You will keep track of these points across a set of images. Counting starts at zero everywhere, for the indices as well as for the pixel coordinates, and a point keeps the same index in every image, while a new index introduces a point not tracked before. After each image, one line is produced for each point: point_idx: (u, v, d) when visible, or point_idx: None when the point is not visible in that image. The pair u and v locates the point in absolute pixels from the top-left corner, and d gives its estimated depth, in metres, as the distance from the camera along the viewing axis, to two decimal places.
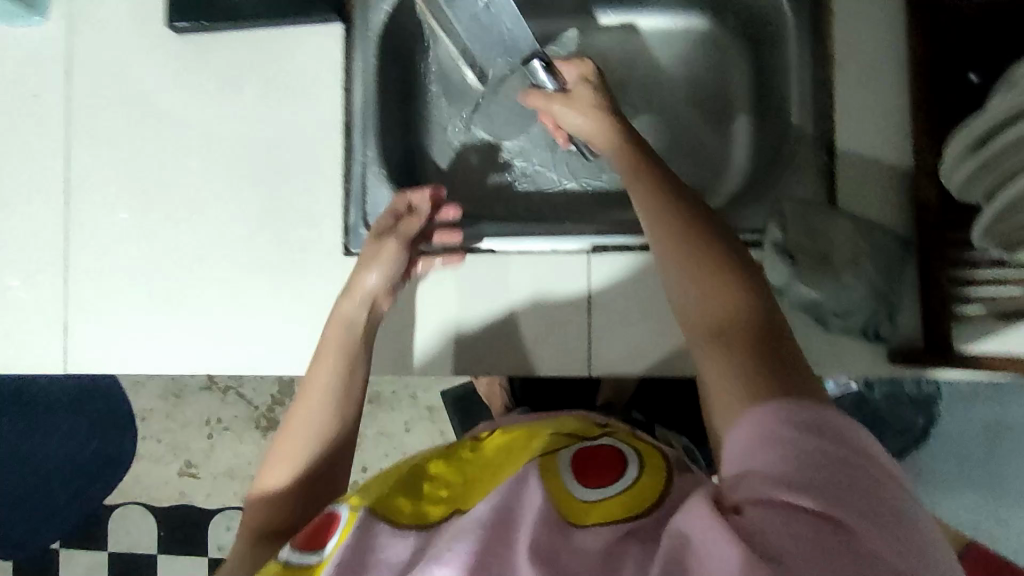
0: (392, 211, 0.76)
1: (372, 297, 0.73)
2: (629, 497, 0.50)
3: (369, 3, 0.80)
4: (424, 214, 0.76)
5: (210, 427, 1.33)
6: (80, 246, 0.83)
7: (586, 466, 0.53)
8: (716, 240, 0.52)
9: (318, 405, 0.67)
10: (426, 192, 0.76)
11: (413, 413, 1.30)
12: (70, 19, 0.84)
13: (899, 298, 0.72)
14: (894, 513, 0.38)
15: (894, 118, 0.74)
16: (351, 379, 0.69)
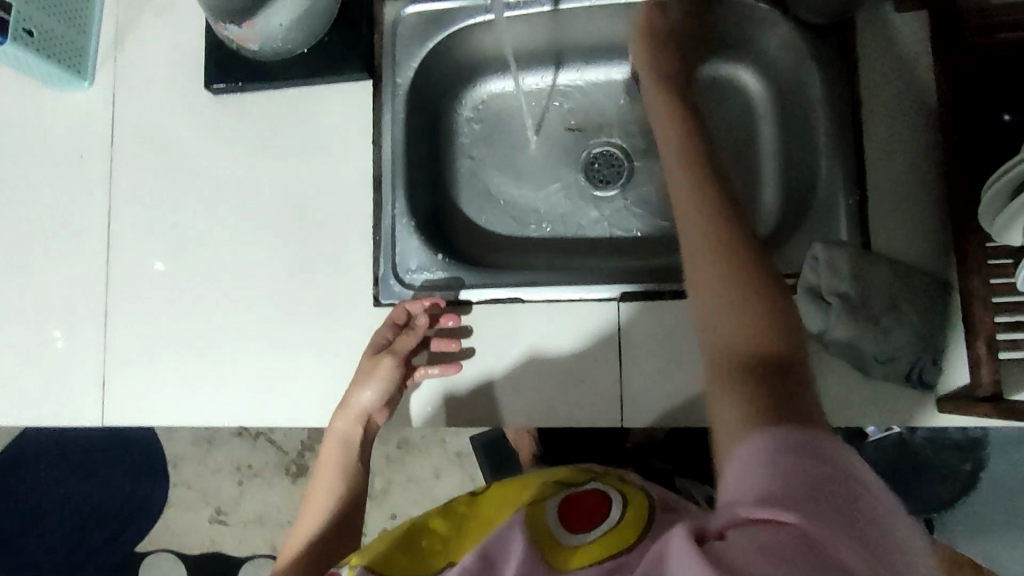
0: (390, 322, 0.76)
1: (366, 414, 0.73)
2: (610, 538, 0.50)
3: (398, 61, 0.82)
4: (420, 328, 0.75)
5: (241, 473, 1.33)
6: (121, 297, 0.85)
7: (574, 513, 0.54)
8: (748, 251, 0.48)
9: (335, 466, 0.73)
10: (425, 301, 0.76)
11: (442, 459, 1.29)
12: (114, 84, 0.88)
13: (944, 341, 0.70)
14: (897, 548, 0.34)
15: (926, 159, 0.73)
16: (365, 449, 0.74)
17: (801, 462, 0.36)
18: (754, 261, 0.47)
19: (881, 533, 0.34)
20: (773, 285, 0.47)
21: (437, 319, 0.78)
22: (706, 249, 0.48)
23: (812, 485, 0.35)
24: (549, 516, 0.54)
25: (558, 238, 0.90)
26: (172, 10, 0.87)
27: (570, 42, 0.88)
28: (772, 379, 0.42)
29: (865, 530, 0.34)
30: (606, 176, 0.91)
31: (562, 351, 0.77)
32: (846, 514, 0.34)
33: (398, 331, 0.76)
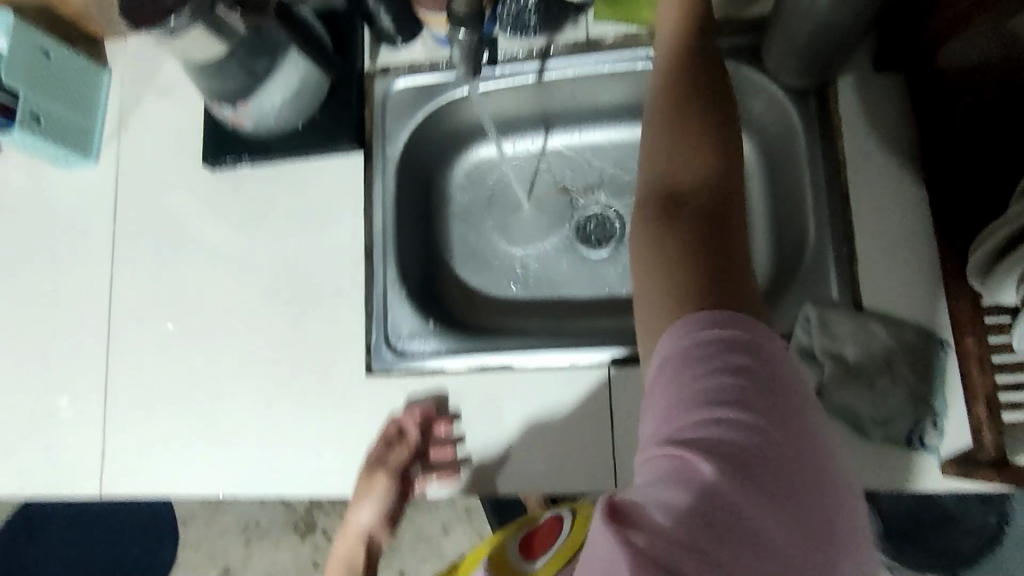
0: (382, 439, 0.77)
1: (367, 531, 0.84)
2: (565, 548, 0.59)
3: (388, 134, 0.85)
4: (411, 441, 0.76)
5: (248, 532, 1.32)
6: (122, 367, 0.86)
7: (530, 546, 0.64)
8: (716, 136, 0.53)
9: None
10: (414, 411, 0.77)
11: (450, 515, 1.27)
12: (117, 161, 0.91)
13: (944, 403, 0.67)
14: (789, 472, 0.41)
15: (914, 217, 0.72)
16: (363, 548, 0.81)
17: (696, 374, 0.43)
18: (717, 140, 0.53)
19: (774, 411, 0.42)
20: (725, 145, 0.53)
21: (431, 428, 0.77)
22: (676, 99, 0.55)
23: (707, 399, 0.42)
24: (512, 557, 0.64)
25: (551, 298, 0.90)
26: (175, 90, 0.91)
27: (558, 108, 0.90)
28: (699, 218, 0.50)
29: (758, 416, 0.42)
30: (599, 237, 0.91)
31: (555, 417, 0.76)
32: (742, 413, 0.42)
33: (392, 445, 0.77)
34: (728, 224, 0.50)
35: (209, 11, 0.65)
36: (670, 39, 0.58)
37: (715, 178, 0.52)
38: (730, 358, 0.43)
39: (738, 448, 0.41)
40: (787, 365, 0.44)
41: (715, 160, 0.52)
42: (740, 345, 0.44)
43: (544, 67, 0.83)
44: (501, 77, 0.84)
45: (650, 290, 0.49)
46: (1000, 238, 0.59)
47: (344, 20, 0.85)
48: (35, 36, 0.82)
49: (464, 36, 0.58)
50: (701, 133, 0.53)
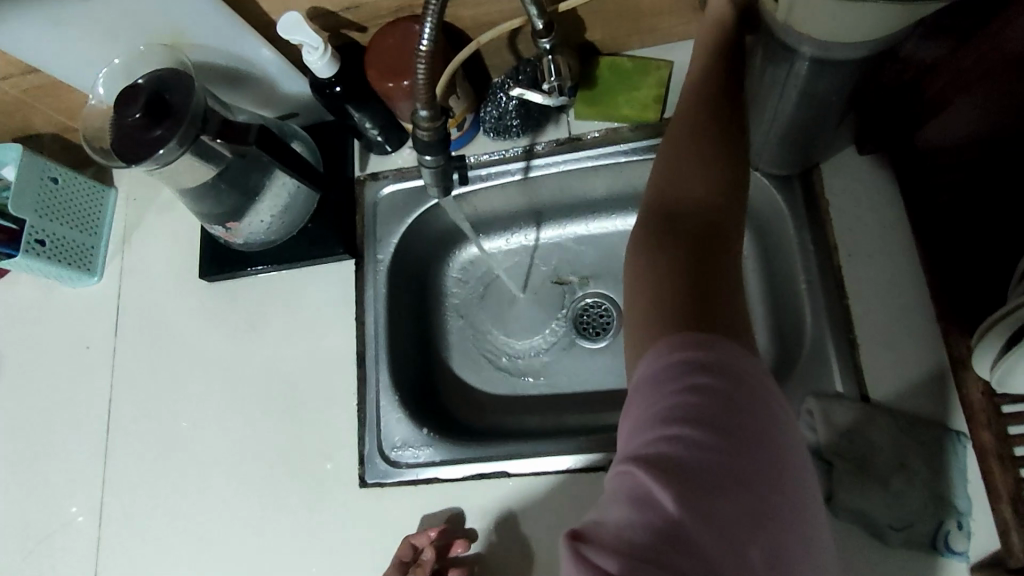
0: (397, 563, 0.71)
1: None
2: None
3: (379, 238, 0.86)
4: (428, 562, 0.70)
5: None
6: (118, 486, 0.85)
7: None
8: (719, 147, 0.53)
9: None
10: (428, 531, 0.72)
11: None
12: (120, 277, 0.93)
13: (968, 501, 0.63)
14: (742, 495, 0.41)
15: (914, 300, 0.69)
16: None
17: (656, 394, 0.45)
18: (720, 152, 0.53)
19: (731, 432, 0.42)
20: (727, 157, 0.53)
21: (447, 548, 0.72)
22: (686, 112, 0.56)
23: (665, 420, 0.43)
24: None
25: (551, 394, 0.88)
26: (176, 206, 0.94)
27: (548, 204, 0.91)
28: (692, 226, 0.51)
29: (714, 435, 0.42)
30: (596, 328, 0.90)
31: (555, 525, 0.73)
32: (699, 434, 0.42)
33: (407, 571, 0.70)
34: (719, 234, 0.51)
35: (193, 142, 0.67)
36: (694, 70, 0.59)
37: (712, 199, 0.52)
38: (689, 377, 0.44)
39: (693, 470, 0.41)
40: (751, 383, 0.45)
41: (719, 184, 0.52)
42: (702, 364, 0.44)
43: (529, 166, 0.84)
44: (487, 177, 0.85)
45: (640, 285, 0.50)
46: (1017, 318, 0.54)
47: (333, 134, 0.87)
48: (43, 164, 0.85)
49: (433, 159, 0.61)
50: (706, 153, 0.53)
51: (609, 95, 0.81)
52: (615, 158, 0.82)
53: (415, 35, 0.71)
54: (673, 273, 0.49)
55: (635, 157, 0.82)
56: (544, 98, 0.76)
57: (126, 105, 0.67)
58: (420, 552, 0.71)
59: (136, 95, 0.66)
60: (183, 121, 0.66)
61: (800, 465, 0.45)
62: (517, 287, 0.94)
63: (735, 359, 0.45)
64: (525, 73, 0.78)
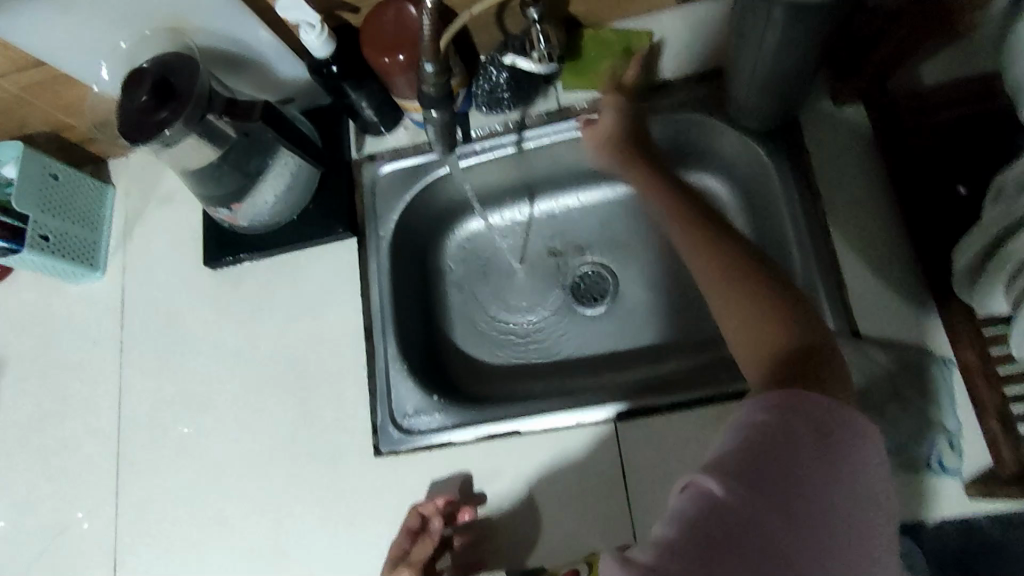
0: (405, 530, 0.73)
1: None
2: None
3: (379, 216, 0.88)
4: (436, 533, 0.71)
5: None
6: (133, 478, 0.86)
7: None
8: (755, 284, 0.57)
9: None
10: (436, 502, 0.73)
11: None
12: (123, 271, 0.95)
13: (957, 425, 0.66)
14: (798, 529, 0.43)
15: (896, 239, 0.73)
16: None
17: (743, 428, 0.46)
18: (756, 285, 0.56)
19: (803, 476, 0.44)
20: (767, 285, 0.56)
21: (454, 515, 0.74)
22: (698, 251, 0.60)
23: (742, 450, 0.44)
24: None
25: (555, 359, 0.91)
26: (176, 198, 0.95)
27: (541, 177, 0.94)
28: (783, 364, 0.51)
29: (784, 474, 0.44)
30: (594, 295, 0.93)
31: (568, 477, 0.75)
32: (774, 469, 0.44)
33: (415, 538, 0.72)
34: (803, 356, 0.51)
35: (199, 121, 0.69)
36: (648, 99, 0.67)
37: (768, 286, 0.56)
38: (776, 421, 0.45)
39: (761, 498, 0.43)
40: (832, 441, 0.46)
41: (776, 317, 0.54)
42: (786, 413, 0.46)
43: (521, 139, 0.87)
44: (481, 151, 0.88)
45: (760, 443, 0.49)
46: (988, 240, 0.59)
47: (329, 117, 0.90)
48: (44, 160, 0.87)
49: (436, 115, 0.65)
50: (721, 265, 0.59)
51: (594, 65, 0.85)
52: None
53: (409, 12, 0.75)
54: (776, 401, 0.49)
55: None
56: (533, 66, 0.79)
57: (133, 87, 0.69)
58: (427, 521, 0.73)
59: (141, 79, 0.69)
60: (189, 102, 0.68)
61: (860, 500, 0.46)
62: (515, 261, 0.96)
63: (824, 413, 0.46)
64: (514, 46, 0.81)
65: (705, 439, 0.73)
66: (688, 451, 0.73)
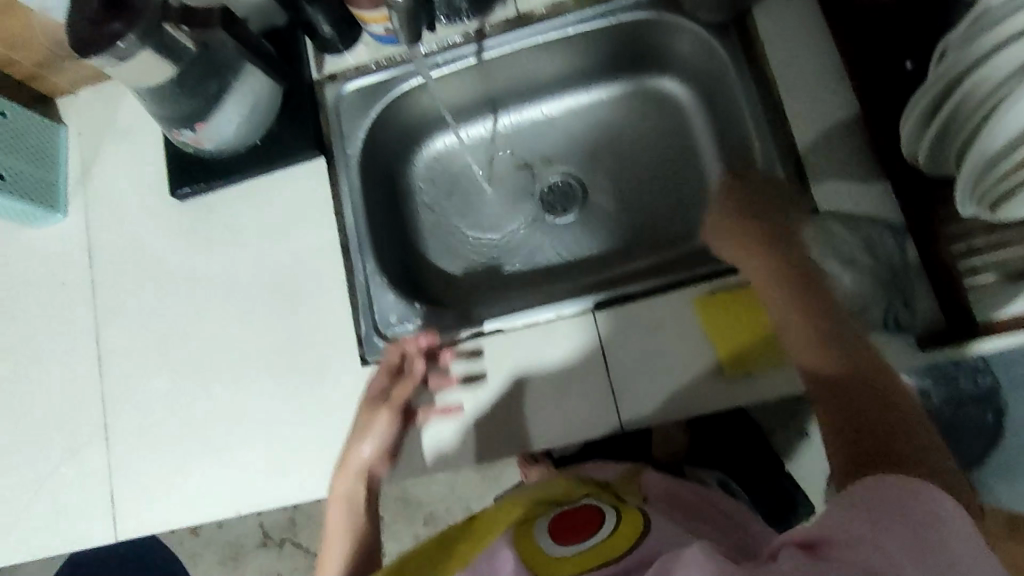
0: (386, 369, 0.78)
1: (367, 467, 0.75)
2: (611, 540, 0.56)
3: (346, 135, 0.88)
4: (417, 370, 0.78)
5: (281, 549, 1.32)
6: (117, 416, 0.85)
7: (566, 528, 0.59)
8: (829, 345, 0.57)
9: (342, 538, 0.77)
10: (418, 337, 0.78)
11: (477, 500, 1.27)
12: (86, 210, 0.93)
13: (910, 284, 0.71)
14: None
15: (850, 118, 0.76)
16: (342, 480, 0.76)
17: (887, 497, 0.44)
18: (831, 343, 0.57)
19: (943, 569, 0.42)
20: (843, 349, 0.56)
21: (436, 354, 0.80)
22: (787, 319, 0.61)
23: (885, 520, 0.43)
24: (540, 526, 0.61)
25: (530, 268, 0.93)
26: (134, 133, 0.93)
27: (506, 90, 0.94)
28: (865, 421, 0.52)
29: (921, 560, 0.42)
30: (563, 204, 0.95)
31: (553, 369, 0.77)
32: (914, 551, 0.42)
33: (395, 375, 0.78)
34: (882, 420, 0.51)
35: (157, 31, 0.70)
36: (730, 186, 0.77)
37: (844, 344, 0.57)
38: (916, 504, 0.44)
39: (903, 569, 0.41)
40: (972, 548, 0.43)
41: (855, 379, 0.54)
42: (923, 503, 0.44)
43: (481, 48, 0.87)
44: (442, 63, 0.88)
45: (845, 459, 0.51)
46: (923, 110, 0.64)
47: (287, 37, 0.89)
48: None
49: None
50: (812, 308, 0.60)
51: None
52: (564, 28, 0.86)
53: None
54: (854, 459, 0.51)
55: (588, 25, 0.86)
56: None
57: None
58: (408, 358, 0.79)
59: None
60: (143, 13, 0.68)
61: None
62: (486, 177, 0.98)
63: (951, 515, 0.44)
64: None
65: (680, 321, 0.76)
66: (664, 333, 0.76)
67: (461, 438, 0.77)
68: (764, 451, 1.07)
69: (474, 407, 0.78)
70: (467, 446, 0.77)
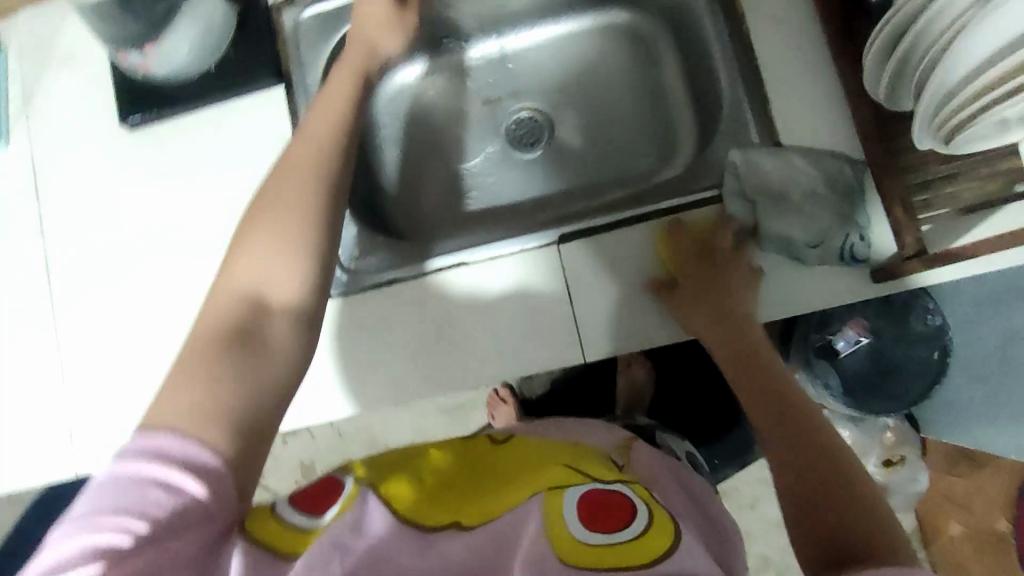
0: None
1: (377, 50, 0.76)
2: (637, 546, 0.44)
3: (304, 62, 0.85)
4: None
5: None
6: (73, 351, 0.83)
7: (596, 516, 0.47)
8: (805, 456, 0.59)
9: (312, 166, 0.60)
10: None
11: None
12: (30, 139, 0.88)
13: (866, 217, 0.73)
14: None
15: (814, 53, 0.76)
16: (335, 99, 0.68)
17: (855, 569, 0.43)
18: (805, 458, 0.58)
19: None
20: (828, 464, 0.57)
21: None
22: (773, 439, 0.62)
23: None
24: (567, 503, 0.48)
25: (496, 205, 0.92)
26: (77, 58, 0.88)
27: (473, 19, 0.92)
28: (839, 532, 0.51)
29: None
30: (529, 140, 0.94)
31: (519, 300, 0.78)
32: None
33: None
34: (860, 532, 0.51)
35: None
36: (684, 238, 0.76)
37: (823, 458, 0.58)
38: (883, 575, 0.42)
39: None
40: None
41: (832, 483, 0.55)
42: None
43: None
44: None
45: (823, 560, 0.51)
46: (886, 41, 0.64)
47: None
48: None
49: None
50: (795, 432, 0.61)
51: None
52: None
53: None
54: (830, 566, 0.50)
55: None
56: None
57: None
58: None
59: None
60: None
61: None
62: (451, 110, 0.96)
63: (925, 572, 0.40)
64: None
65: (643, 254, 0.77)
66: (627, 265, 0.77)
67: (426, 370, 0.78)
68: (731, 400, 1.03)
69: (437, 338, 0.78)
70: (438, 380, 0.78)
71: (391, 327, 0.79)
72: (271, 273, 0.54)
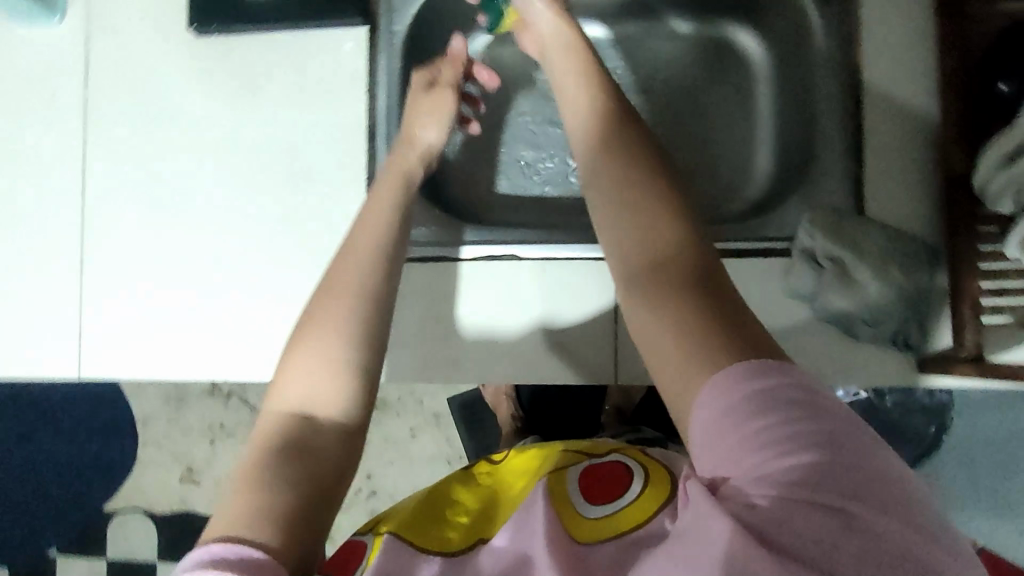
0: None
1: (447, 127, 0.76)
2: (631, 510, 0.50)
3: (394, 8, 0.80)
4: None
5: (213, 433, 1.25)
6: (94, 250, 0.79)
7: (595, 487, 0.54)
8: (648, 211, 0.52)
9: (367, 251, 0.60)
10: None
11: (417, 419, 1.22)
12: (87, 16, 0.82)
13: (929, 308, 0.71)
14: (883, 489, 0.38)
15: (915, 129, 0.75)
16: (384, 193, 0.67)
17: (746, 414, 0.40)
18: (650, 218, 0.51)
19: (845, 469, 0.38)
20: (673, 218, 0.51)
21: None
22: (611, 189, 0.54)
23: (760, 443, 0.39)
24: (569, 483, 0.55)
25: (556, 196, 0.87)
26: None
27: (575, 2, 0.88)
28: (685, 284, 0.47)
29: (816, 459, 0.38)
30: None
31: (562, 308, 0.77)
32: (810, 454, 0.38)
33: None
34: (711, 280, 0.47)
35: None
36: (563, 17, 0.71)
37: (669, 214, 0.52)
38: (786, 409, 0.39)
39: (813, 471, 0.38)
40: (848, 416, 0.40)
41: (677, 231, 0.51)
42: (783, 397, 0.40)
43: None
44: None
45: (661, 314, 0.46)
46: (1005, 150, 0.62)
47: None
48: None
49: None
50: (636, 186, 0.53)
51: None
52: None
53: None
54: (677, 325, 0.45)
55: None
56: None
57: None
58: None
59: None
60: None
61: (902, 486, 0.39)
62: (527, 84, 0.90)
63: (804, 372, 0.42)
64: None
65: None
66: None
67: (454, 355, 0.77)
68: None
69: (475, 325, 0.77)
70: (463, 367, 0.77)
71: (429, 303, 0.78)
72: (316, 389, 0.53)
